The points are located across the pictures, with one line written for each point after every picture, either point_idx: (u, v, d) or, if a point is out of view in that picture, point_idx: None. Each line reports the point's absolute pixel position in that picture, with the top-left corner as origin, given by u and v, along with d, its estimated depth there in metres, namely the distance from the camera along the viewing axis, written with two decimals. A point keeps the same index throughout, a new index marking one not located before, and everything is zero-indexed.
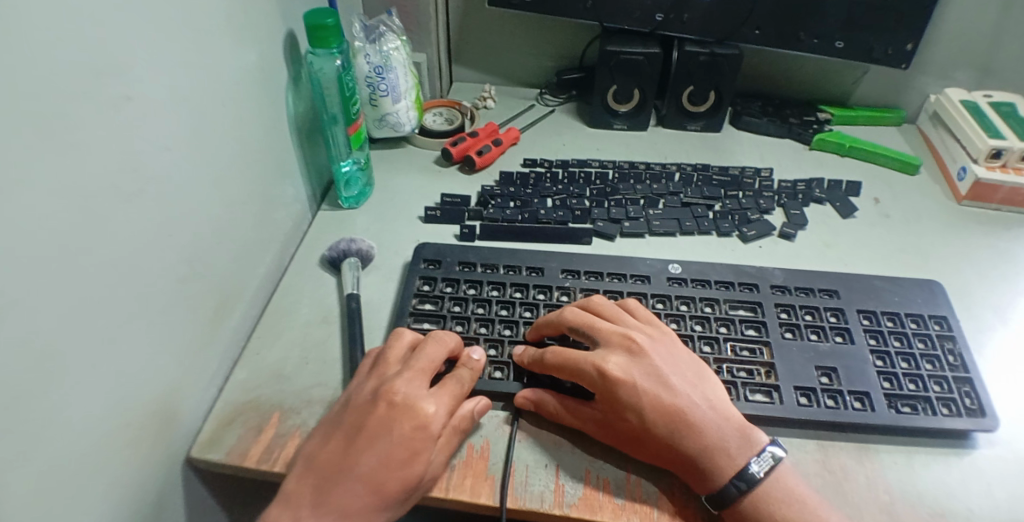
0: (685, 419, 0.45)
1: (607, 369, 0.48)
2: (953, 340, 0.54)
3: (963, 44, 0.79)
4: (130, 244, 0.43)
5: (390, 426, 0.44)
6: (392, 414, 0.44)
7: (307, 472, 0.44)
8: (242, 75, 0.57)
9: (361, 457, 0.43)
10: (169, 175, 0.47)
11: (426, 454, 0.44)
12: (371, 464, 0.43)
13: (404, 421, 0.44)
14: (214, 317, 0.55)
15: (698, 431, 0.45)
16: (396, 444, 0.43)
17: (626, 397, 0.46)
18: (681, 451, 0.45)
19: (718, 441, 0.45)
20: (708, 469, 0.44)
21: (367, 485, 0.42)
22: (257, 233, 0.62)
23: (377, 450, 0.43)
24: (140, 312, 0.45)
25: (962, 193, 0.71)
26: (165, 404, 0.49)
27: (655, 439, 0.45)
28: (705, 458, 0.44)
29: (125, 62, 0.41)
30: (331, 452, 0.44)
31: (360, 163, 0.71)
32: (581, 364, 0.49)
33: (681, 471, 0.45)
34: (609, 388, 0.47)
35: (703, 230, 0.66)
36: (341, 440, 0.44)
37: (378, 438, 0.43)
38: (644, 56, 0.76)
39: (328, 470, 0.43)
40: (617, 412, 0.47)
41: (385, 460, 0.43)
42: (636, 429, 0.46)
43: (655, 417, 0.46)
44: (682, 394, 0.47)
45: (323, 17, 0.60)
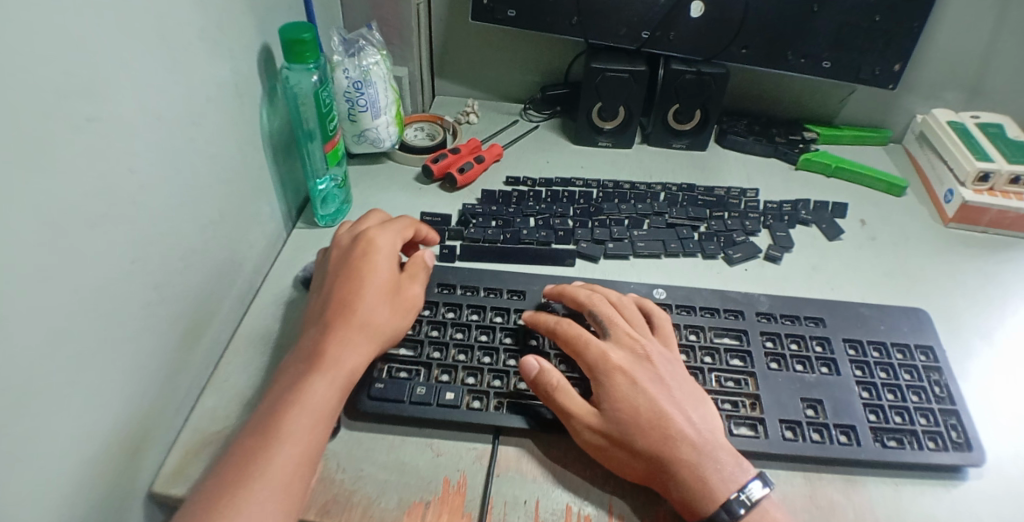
0: (677, 426, 0.45)
1: (610, 358, 0.49)
2: (940, 370, 0.53)
3: (950, 65, 0.79)
4: (93, 272, 0.41)
5: (343, 296, 0.51)
6: (343, 291, 0.51)
7: (286, 374, 0.47)
8: (216, 90, 0.55)
9: (327, 336, 0.48)
10: (137, 198, 0.45)
11: (381, 301, 0.51)
12: (364, 306, 0.50)
13: (352, 285, 0.51)
14: (185, 342, 0.53)
15: (688, 444, 0.45)
16: (355, 315, 0.49)
17: (621, 390, 0.47)
18: (669, 458, 0.44)
19: (708, 459, 0.44)
20: (694, 481, 0.43)
21: (338, 359, 0.47)
22: (230, 253, 0.59)
23: (338, 322, 0.49)
24: (104, 342, 0.42)
25: (949, 215, 0.71)
26: (128, 437, 0.46)
27: (644, 438, 0.45)
28: (691, 472, 0.44)
29: (91, 81, 0.39)
30: (300, 347, 0.49)
31: (337, 180, 0.69)
32: (586, 353, 0.49)
33: (665, 483, 0.44)
34: (609, 375, 0.48)
35: (689, 252, 0.64)
36: (305, 335, 0.49)
37: (337, 313, 0.49)
38: (630, 74, 0.75)
39: (301, 357, 0.47)
40: (610, 406, 0.47)
41: (347, 330, 0.48)
42: (626, 423, 0.45)
43: (648, 417, 0.46)
44: (678, 403, 0.47)
45: (299, 31, 0.58)
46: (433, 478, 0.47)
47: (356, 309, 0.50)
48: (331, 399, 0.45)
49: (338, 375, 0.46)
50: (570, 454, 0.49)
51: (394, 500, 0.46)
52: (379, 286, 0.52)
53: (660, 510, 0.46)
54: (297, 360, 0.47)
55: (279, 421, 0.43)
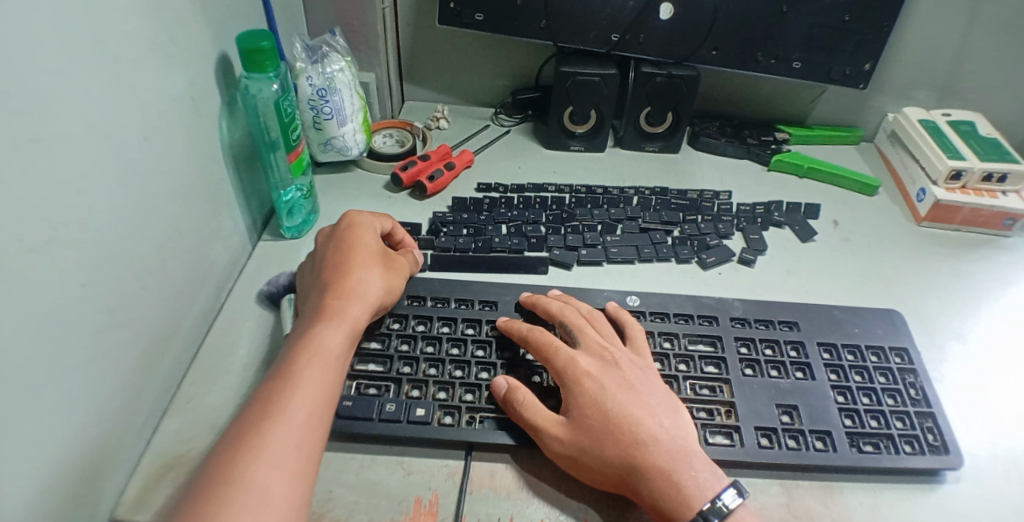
0: (648, 429, 0.44)
1: (578, 363, 0.48)
2: (914, 372, 0.53)
3: (918, 65, 0.79)
4: (42, 300, 0.38)
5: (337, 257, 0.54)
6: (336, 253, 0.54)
7: (294, 333, 0.49)
8: (170, 101, 0.52)
9: (325, 295, 0.51)
10: (87, 218, 0.43)
11: (374, 261, 0.55)
12: (357, 267, 0.53)
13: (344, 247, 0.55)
14: (144, 365, 0.51)
15: (661, 451, 0.44)
16: (352, 270, 0.53)
17: (590, 394, 0.46)
18: (640, 460, 0.43)
19: (681, 463, 0.43)
20: (667, 485, 0.42)
21: (343, 307, 0.49)
22: (190, 269, 0.57)
23: (338, 279, 0.52)
24: (55, 372, 0.40)
25: (921, 214, 0.71)
26: (84, 470, 0.44)
27: (614, 441, 0.44)
28: (664, 476, 0.43)
29: (32, 98, 0.37)
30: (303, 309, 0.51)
31: (304, 190, 0.67)
32: (554, 360, 0.49)
33: (639, 489, 0.43)
34: (577, 379, 0.47)
35: (662, 257, 0.63)
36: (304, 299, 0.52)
37: (333, 272, 0.53)
38: (601, 77, 0.74)
39: (307, 316, 0.50)
40: (579, 410, 0.46)
41: (347, 284, 0.51)
42: (596, 426, 0.45)
43: (619, 422, 0.45)
44: (649, 405, 0.46)
45: (257, 39, 0.56)
46: (404, 498, 0.46)
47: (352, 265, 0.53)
48: (343, 340, 0.48)
49: (344, 321, 0.49)
50: (546, 469, 0.48)
51: None
52: (370, 251, 0.55)
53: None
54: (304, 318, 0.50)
55: (295, 366, 0.45)
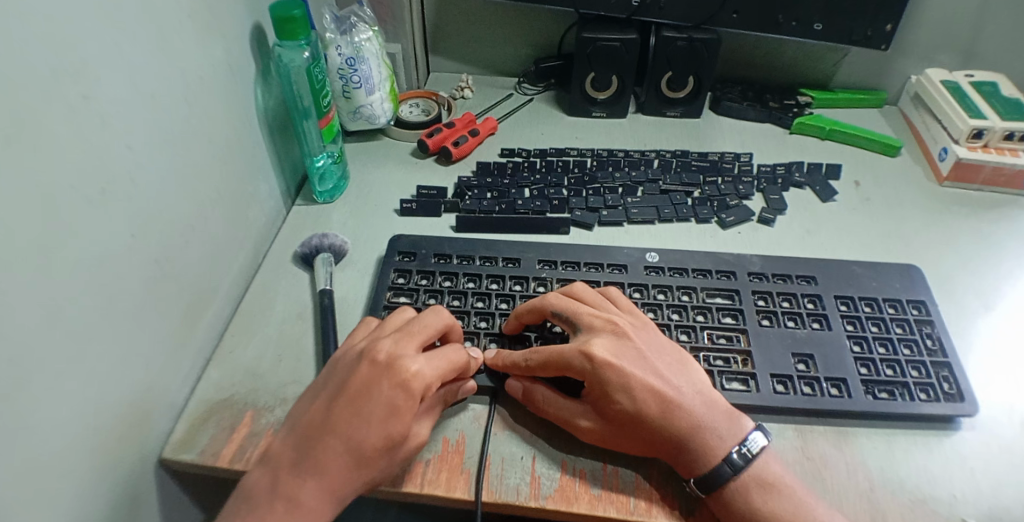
0: (675, 402, 0.45)
1: (594, 352, 0.46)
2: (932, 323, 0.53)
3: (944, 25, 0.78)
4: (96, 246, 0.42)
5: (375, 387, 0.43)
6: (374, 386, 0.43)
7: (288, 445, 0.43)
8: (208, 69, 0.56)
9: (340, 430, 0.42)
10: (134, 174, 0.46)
11: (409, 419, 0.43)
12: (370, 433, 0.42)
13: (386, 381, 0.43)
14: (188, 315, 0.54)
15: (686, 410, 0.45)
16: (378, 423, 0.42)
17: (614, 382, 0.45)
18: (673, 435, 0.44)
19: (708, 425, 0.45)
20: (697, 455, 0.44)
21: (335, 475, 0.42)
22: (228, 230, 0.60)
23: (346, 437, 0.42)
24: (107, 312, 0.44)
25: (943, 174, 0.71)
26: (136, 405, 0.47)
27: (648, 425, 0.44)
28: (693, 440, 0.44)
29: (83, 58, 0.40)
30: (314, 416, 0.44)
31: (334, 156, 0.70)
32: (566, 351, 0.47)
33: (670, 459, 0.45)
34: (596, 370, 0.46)
35: (682, 218, 0.65)
36: (325, 406, 0.44)
37: (360, 408, 0.43)
38: (621, 42, 0.75)
39: (311, 437, 0.43)
40: (605, 399, 0.45)
41: (350, 452, 0.42)
42: (628, 413, 0.45)
43: (644, 400, 0.45)
44: (672, 383, 0.46)
45: (289, 7, 0.59)
46: (433, 438, 0.49)
47: (377, 419, 0.42)
48: (329, 501, 0.42)
49: (339, 483, 0.42)
50: None
51: None
52: (399, 415, 0.43)
53: (652, 467, 0.47)
54: (305, 437, 0.43)
55: (278, 504, 0.41)
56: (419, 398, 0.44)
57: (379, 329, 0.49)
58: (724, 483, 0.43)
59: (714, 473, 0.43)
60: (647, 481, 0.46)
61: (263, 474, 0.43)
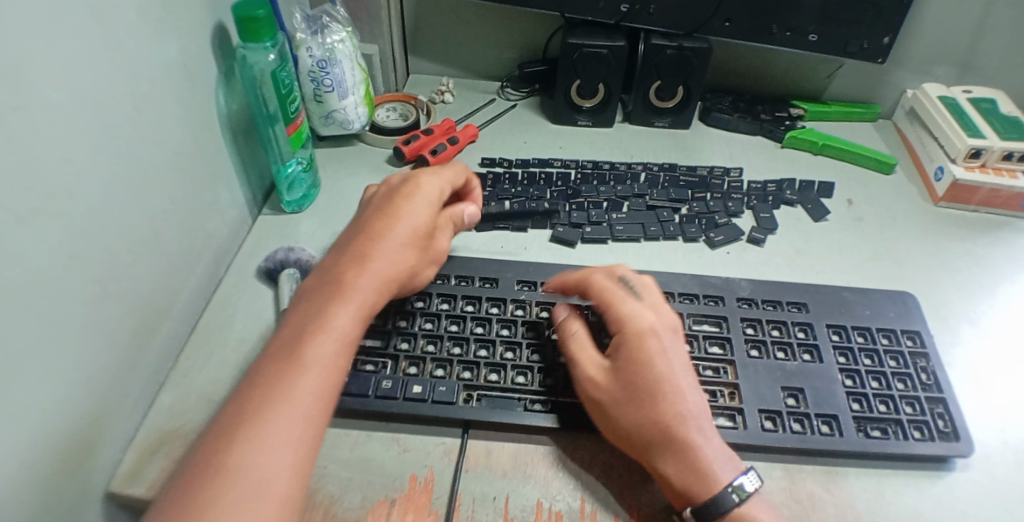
0: (688, 408, 0.43)
1: (644, 319, 0.46)
2: (926, 356, 0.51)
3: (941, 39, 0.76)
4: (29, 269, 0.38)
5: (392, 203, 0.51)
6: (384, 224, 0.49)
7: (327, 269, 0.47)
8: (163, 70, 0.51)
9: (330, 319, 0.42)
10: (74, 188, 0.42)
11: (423, 215, 0.51)
12: (392, 238, 0.48)
13: (402, 193, 0.52)
14: (139, 337, 0.50)
15: (693, 425, 0.43)
16: (400, 221, 0.49)
17: (645, 353, 0.45)
18: (675, 439, 0.42)
19: (711, 452, 0.42)
20: (692, 468, 0.41)
21: (367, 272, 0.46)
22: (186, 242, 0.56)
23: (375, 237, 0.48)
24: (43, 342, 0.40)
25: (938, 194, 0.69)
26: (76, 439, 0.43)
27: (655, 414, 0.43)
28: (692, 456, 0.42)
29: (14, 61, 0.36)
30: (299, 328, 0.41)
31: (304, 163, 0.66)
32: (620, 307, 0.47)
33: (662, 467, 0.42)
34: (636, 333, 0.46)
35: (669, 236, 0.62)
36: (305, 318, 0.42)
37: (384, 214, 0.50)
38: (609, 49, 0.71)
39: (346, 254, 0.47)
40: (627, 368, 0.45)
41: (376, 249, 0.47)
42: (644, 390, 0.43)
43: (664, 387, 0.44)
44: (689, 386, 0.44)
45: (253, 7, 0.55)
46: (399, 475, 0.45)
47: (388, 251, 0.48)
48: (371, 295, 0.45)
49: (376, 278, 0.46)
50: (545, 449, 0.47)
51: (356, 499, 0.43)
52: (417, 213, 0.50)
53: (634, 502, 0.44)
54: (300, 343, 0.40)
55: (319, 303, 0.43)
56: (429, 200, 0.52)
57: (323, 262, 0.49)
58: (727, 513, 0.40)
59: (713, 499, 0.40)
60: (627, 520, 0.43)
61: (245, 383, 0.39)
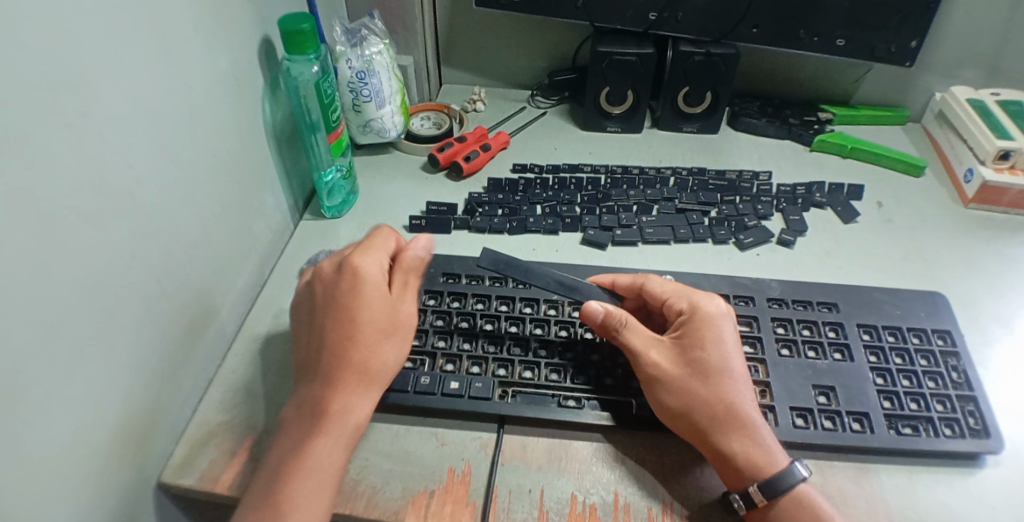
0: (749, 390, 0.46)
1: (715, 305, 0.49)
2: (957, 355, 0.51)
3: (970, 41, 0.75)
4: (95, 267, 0.41)
5: (341, 293, 0.48)
6: (342, 327, 0.46)
7: (309, 375, 0.46)
8: (214, 81, 0.55)
9: (325, 430, 0.43)
10: (134, 192, 0.45)
11: (382, 304, 0.48)
12: (362, 338, 0.47)
13: (339, 282, 0.48)
14: (192, 333, 0.53)
15: (754, 407, 0.45)
16: (371, 319, 0.47)
17: (716, 334, 0.47)
18: (741, 416, 0.44)
19: (769, 433, 0.44)
20: (755, 445, 0.43)
21: (345, 384, 0.45)
22: (234, 245, 0.60)
23: (343, 341, 0.46)
24: (106, 335, 0.43)
25: (969, 196, 0.68)
26: (136, 427, 0.46)
27: (722, 391, 0.45)
28: (755, 434, 0.44)
29: (85, 75, 0.39)
30: (376, 352, 0.47)
31: (343, 170, 0.69)
32: (690, 293, 0.50)
33: (726, 444, 0.44)
34: (709, 316, 0.48)
35: (698, 238, 0.63)
36: (378, 337, 0.47)
37: (347, 307, 0.47)
38: (637, 57, 0.73)
39: (321, 360, 0.46)
40: (696, 346, 0.47)
41: (353, 357, 0.46)
42: (712, 367, 0.46)
43: (732, 368, 0.46)
44: (747, 372, 0.47)
45: (299, 21, 0.58)
46: (437, 467, 0.47)
47: (364, 350, 0.46)
48: (360, 407, 0.45)
49: (357, 380, 0.46)
50: (578, 443, 0.48)
51: (397, 489, 0.45)
52: (372, 303, 0.48)
53: (669, 495, 0.45)
54: (377, 375, 0.47)
55: (306, 421, 0.44)
56: (374, 285, 0.49)
57: (362, 253, 0.50)
58: (795, 485, 0.42)
59: (780, 473, 0.42)
60: (662, 512, 0.44)
61: (258, 493, 0.41)
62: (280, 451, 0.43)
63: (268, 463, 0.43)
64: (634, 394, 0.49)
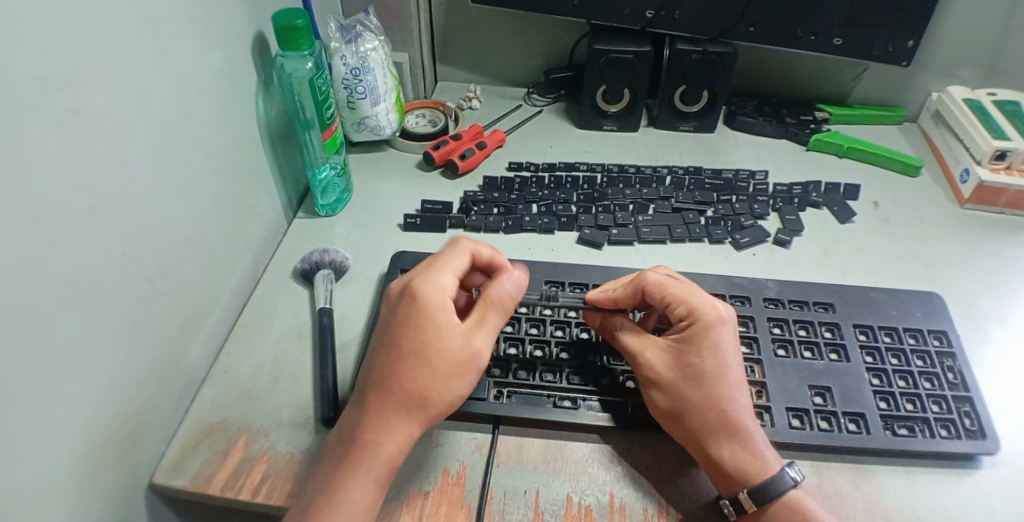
0: (744, 396, 0.45)
1: (715, 307, 0.47)
2: (954, 356, 0.51)
3: (966, 41, 0.75)
4: (86, 266, 0.40)
5: (405, 316, 0.44)
6: (394, 354, 0.43)
7: (356, 400, 0.44)
8: (207, 78, 0.54)
9: (360, 460, 0.41)
10: (126, 190, 0.44)
11: (456, 334, 0.44)
12: (411, 366, 0.43)
13: (407, 306, 0.44)
14: (185, 332, 0.53)
15: (747, 413, 0.45)
16: (416, 344, 0.43)
17: (713, 340, 0.46)
18: (732, 423, 0.44)
19: (762, 439, 0.44)
20: (746, 451, 0.43)
21: (392, 415, 0.42)
22: (227, 243, 0.59)
23: (394, 368, 0.43)
24: (97, 335, 0.42)
25: (965, 196, 0.69)
26: (127, 429, 0.46)
27: (716, 398, 0.44)
28: (746, 441, 0.43)
29: (76, 71, 0.39)
30: (428, 384, 0.43)
31: (337, 168, 0.69)
32: (692, 295, 0.48)
33: (716, 450, 0.44)
34: (708, 321, 0.46)
35: (695, 237, 0.63)
36: (431, 369, 0.43)
37: (408, 331, 0.43)
38: (635, 55, 0.73)
39: (372, 387, 0.43)
40: (691, 352, 0.46)
41: (401, 388, 0.42)
42: (706, 374, 0.45)
43: (727, 374, 0.45)
44: (743, 378, 0.46)
45: (293, 17, 0.57)
46: (432, 468, 0.46)
47: (410, 381, 0.43)
48: (401, 439, 0.42)
49: (402, 413, 0.42)
50: (574, 444, 0.48)
51: (391, 490, 0.45)
52: (444, 330, 0.44)
53: (665, 497, 0.45)
54: (421, 408, 0.43)
55: (344, 452, 0.42)
56: (440, 308, 0.44)
57: (426, 274, 0.46)
58: (784, 492, 0.42)
59: (769, 481, 0.42)
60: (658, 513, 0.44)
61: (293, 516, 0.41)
62: (315, 486, 0.41)
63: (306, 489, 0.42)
64: (631, 394, 0.49)
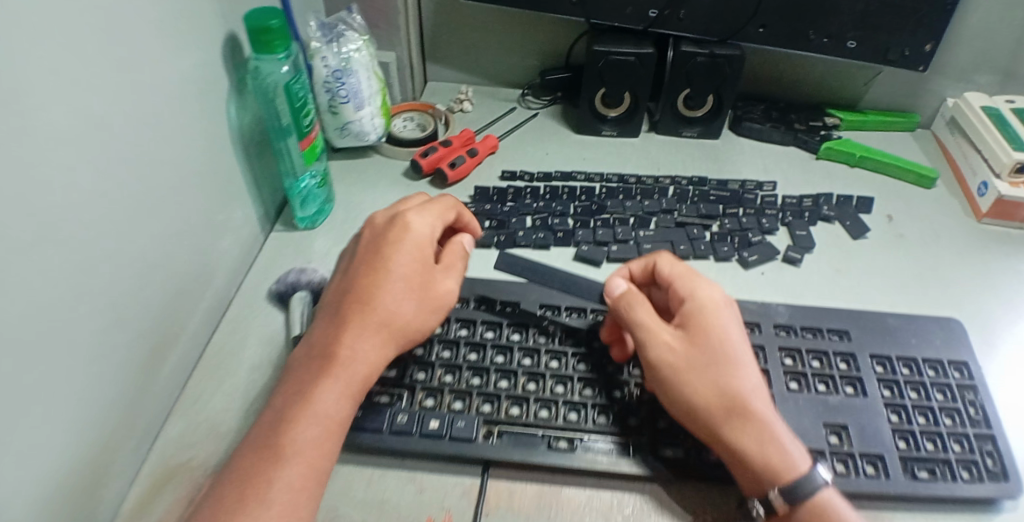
0: (761, 385, 0.43)
1: (717, 291, 0.46)
2: (975, 389, 0.48)
3: (986, 46, 0.71)
4: (32, 303, 0.35)
5: (382, 241, 0.48)
6: (373, 274, 0.46)
7: (309, 346, 0.44)
8: (174, 85, 0.49)
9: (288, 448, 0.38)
10: (82, 215, 0.39)
11: (422, 259, 0.48)
12: (396, 285, 0.46)
13: (390, 231, 0.49)
14: (149, 365, 0.48)
15: (767, 399, 0.42)
16: (397, 265, 0.47)
17: (721, 321, 0.44)
18: (753, 411, 0.41)
19: (787, 432, 0.41)
20: (772, 443, 0.40)
21: (356, 336, 0.44)
22: (196, 263, 0.54)
23: (371, 282, 0.46)
24: (52, 380, 0.37)
25: (983, 210, 0.65)
26: (87, 478, 0.41)
27: (734, 383, 0.42)
28: (770, 431, 0.40)
29: (25, 86, 0.34)
30: (399, 304, 0.46)
31: (317, 177, 0.64)
32: (692, 278, 0.47)
33: (742, 444, 0.40)
34: (711, 302, 0.45)
35: (700, 255, 0.59)
36: (407, 301, 0.46)
37: (385, 254, 0.48)
38: (636, 57, 0.68)
39: (338, 315, 0.45)
40: (704, 334, 0.43)
41: (372, 302, 0.45)
42: (722, 358, 0.42)
43: (738, 354, 0.43)
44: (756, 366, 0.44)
45: (266, 17, 0.52)
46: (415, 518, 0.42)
47: (383, 297, 0.46)
48: (372, 357, 0.44)
49: (372, 331, 0.44)
50: (570, 490, 0.44)
51: None
52: (412, 256, 0.48)
53: None
54: (398, 332, 0.45)
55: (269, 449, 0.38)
56: (423, 239, 0.49)
57: (418, 210, 0.51)
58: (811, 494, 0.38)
59: (802, 478, 0.39)
60: None
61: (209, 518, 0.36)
62: (237, 481, 0.37)
63: (228, 482, 0.38)
64: (632, 434, 0.45)
